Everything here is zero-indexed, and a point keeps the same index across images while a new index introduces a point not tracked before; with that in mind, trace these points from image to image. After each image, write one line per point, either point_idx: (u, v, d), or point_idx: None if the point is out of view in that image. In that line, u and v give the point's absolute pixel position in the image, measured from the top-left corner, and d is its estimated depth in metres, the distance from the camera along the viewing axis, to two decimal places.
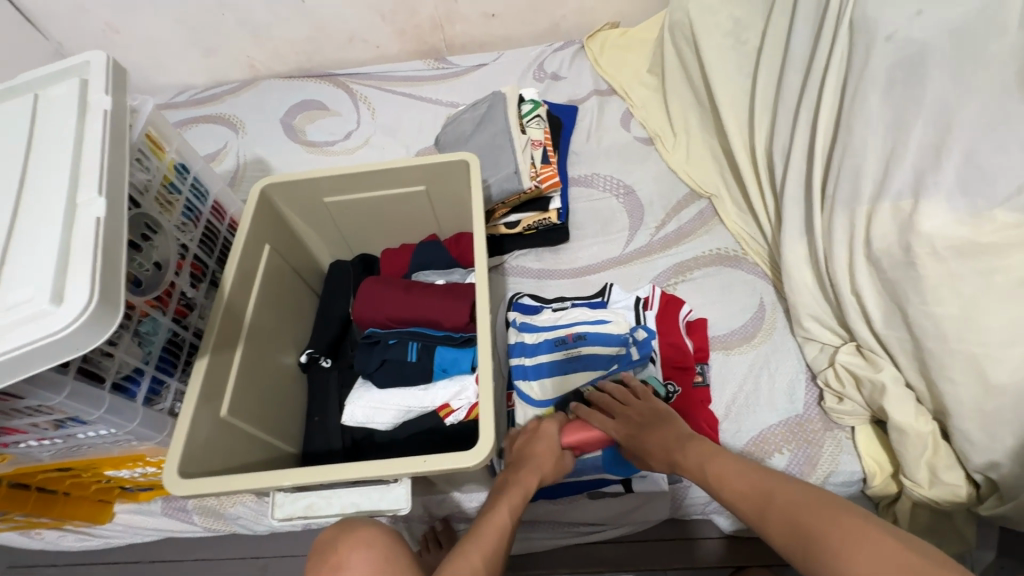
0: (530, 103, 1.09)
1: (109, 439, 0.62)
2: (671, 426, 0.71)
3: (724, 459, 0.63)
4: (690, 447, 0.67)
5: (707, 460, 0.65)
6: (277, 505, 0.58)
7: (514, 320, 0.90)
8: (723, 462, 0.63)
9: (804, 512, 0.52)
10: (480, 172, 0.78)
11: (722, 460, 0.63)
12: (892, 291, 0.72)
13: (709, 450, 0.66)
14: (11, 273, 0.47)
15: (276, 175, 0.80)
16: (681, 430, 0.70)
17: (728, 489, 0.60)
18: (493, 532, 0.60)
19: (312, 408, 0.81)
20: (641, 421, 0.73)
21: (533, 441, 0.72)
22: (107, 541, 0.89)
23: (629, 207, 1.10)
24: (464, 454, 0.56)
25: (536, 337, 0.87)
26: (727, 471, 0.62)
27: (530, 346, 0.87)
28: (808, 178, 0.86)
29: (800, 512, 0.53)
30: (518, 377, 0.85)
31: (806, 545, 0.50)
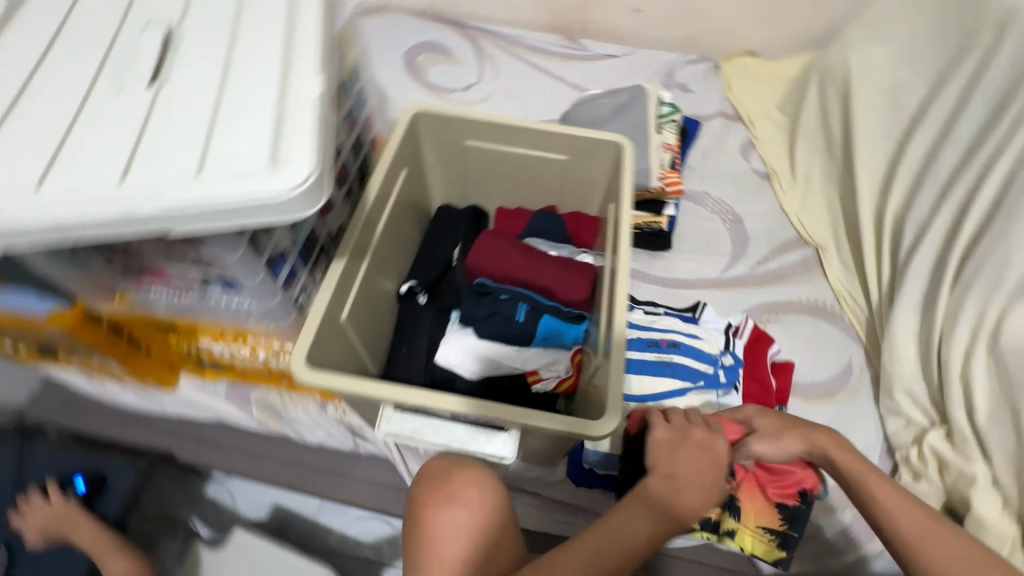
0: (669, 106, 1.08)
1: (234, 309, 0.63)
2: (818, 436, 0.66)
3: (889, 487, 0.60)
4: (836, 447, 0.65)
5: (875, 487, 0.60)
6: (385, 419, 0.59)
7: None
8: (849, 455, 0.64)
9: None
10: (633, 157, 0.77)
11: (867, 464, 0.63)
12: (1009, 387, 0.71)
13: (855, 458, 0.63)
14: (227, 123, 0.47)
15: (431, 107, 0.81)
16: (828, 437, 0.66)
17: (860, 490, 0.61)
18: (613, 551, 0.53)
19: (400, 337, 0.82)
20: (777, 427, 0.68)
21: (683, 449, 0.60)
22: (161, 408, 0.90)
23: (735, 234, 1.09)
24: (589, 424, 0.56)
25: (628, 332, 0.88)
26: (873, 481, 0.61)
27: None
28: (941, 255, 0.85)
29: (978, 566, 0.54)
30: None
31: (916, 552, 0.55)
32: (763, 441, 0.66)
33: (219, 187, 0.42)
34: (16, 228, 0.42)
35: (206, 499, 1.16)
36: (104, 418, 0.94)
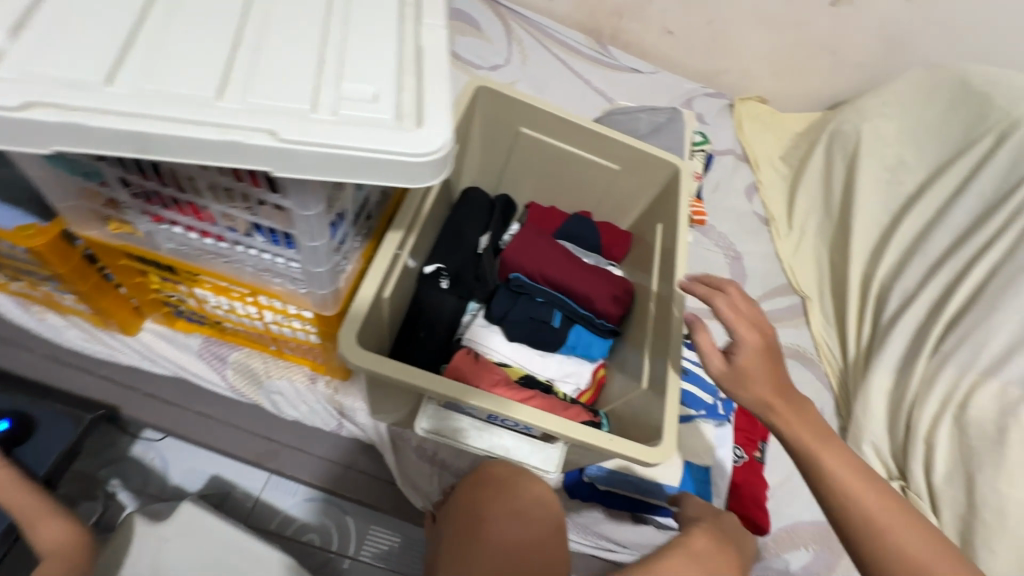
0: (699, 135, 1.10)
1: (264, 264, 0.54)
2: (797, 429, 0.56)
3: (791, 394, 0.57)
4: (845, 463, 0.55)
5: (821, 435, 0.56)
6: (426, 415, 0.62)
7: None
8: (874, 494, 0.53)
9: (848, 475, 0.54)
10: (689, 182, 0.77)
11: (882, 495, 0.53)
12: (967, 456, 0.80)
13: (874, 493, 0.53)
14: (347, 62, 0.40)
15: (498, 84, 0.76)
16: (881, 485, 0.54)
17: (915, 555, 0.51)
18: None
19: (418, 320, 0.76)
20: (766, 344, 0.58)
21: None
22: (112, 354, 0.78)
23: (734, 270, 1.14)
24: (648, 451, 0.55)
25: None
26: (891, 511, 0.52)
27: None
28: (919, 326, 0.94)
29: (855, 474, 0.54)
30: None
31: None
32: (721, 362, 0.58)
33: (346, 133, 0.36)
34: (74, 130, 0.33)
35: (131, 459, 1.01)
36: (32, 356, 0.79)
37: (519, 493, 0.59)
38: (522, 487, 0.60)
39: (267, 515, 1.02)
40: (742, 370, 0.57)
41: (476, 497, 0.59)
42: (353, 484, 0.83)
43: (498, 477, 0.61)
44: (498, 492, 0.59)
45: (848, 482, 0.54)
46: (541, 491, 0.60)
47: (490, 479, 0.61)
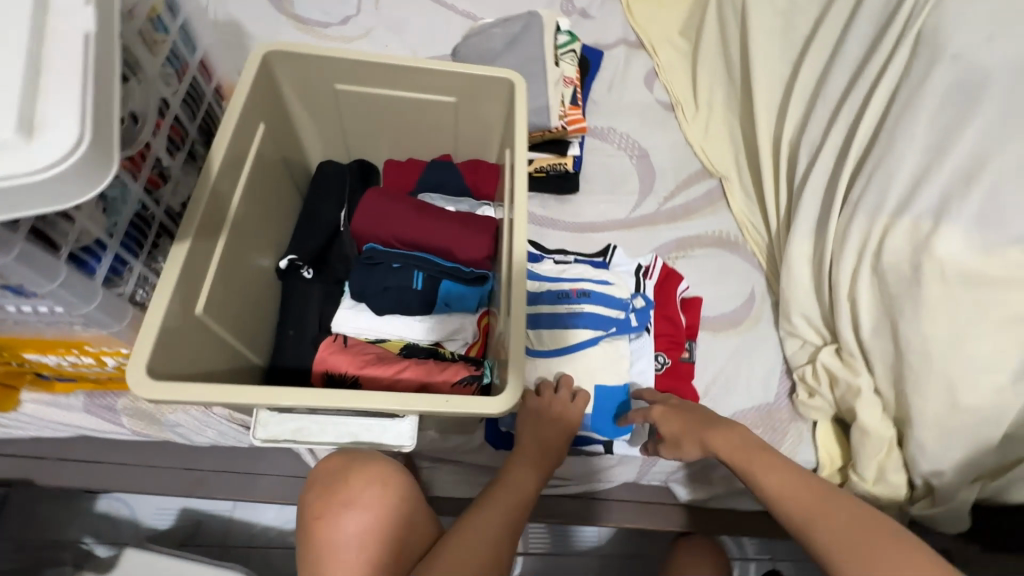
0: (566, 34, 1.00)
1: (46, 319, 0.49)
2: (717, 441, 0.61)
3: (703, 418, 0.64)
4: (734, 443, 0.60)
5: (706, 428, 0.63)
6: (261, 424, 0.51)
7: None
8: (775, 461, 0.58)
9: (749, 458, 0.59)
10: (525, 95, 0.69)
11: (779, 467, 0.57)
12: (890, 304, 0.76)
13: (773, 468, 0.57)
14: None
15: (285, 42, 0.67)
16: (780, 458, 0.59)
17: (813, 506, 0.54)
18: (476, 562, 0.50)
19: (286, 318, 0.72)
20: (675, 409, 0.66)
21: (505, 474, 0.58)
22: (5, 432, 0.76)
23: (642, 170, 1.07)
24: (488, 402, 0.51)
25: (535, 286, 0.84)
26: (772, 470, 0.57)
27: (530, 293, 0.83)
28: (830, 179, 0.87)
29: (754, 456, 0.59)
30: None
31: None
32: (660, 410, 0.66)
33: None
34: None
35: (98, 514, 1.03)
36: None
37: (349, 487, 0.54)
38: (351, 478, 0.54)
39: (244, 530, 1.04)
40: (668, 432, 0.65)
41: (309, 513, 0.54)
42: (287, 489, 0.82)
43: (329, 478, 0.55)
44: (329, 495, 0.54)
45: (745, 464, 0.59)
46: (373, 480, 0.54)
47: (320, 487, 0.55)
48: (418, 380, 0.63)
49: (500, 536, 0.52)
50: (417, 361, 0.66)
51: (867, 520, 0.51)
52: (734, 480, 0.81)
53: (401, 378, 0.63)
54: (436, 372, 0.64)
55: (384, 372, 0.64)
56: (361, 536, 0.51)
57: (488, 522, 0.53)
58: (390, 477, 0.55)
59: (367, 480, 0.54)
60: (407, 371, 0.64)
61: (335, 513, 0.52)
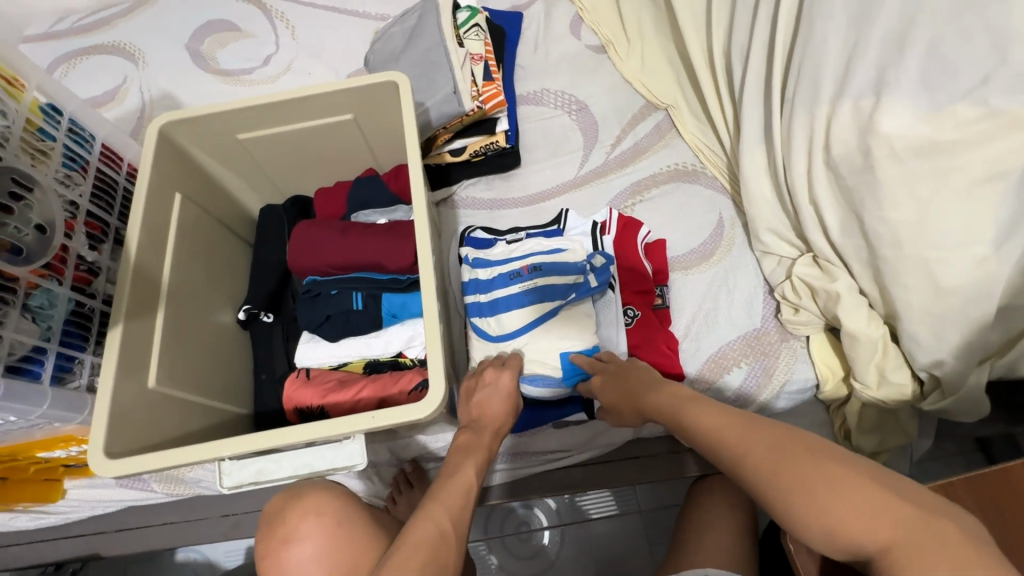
0: (466, 10, 0.97)
1: (22, 424, 0.55)
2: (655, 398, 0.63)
3: (639, 382, 0.67)
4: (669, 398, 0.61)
5: (646, 391, 0.65)
6: (224, 473, 0.54)
7: (467, 257, 0.85)
8: (701, 409, 0.56)
9: (684, 412, 0.57)
10: (410, 93, 0.69)
11: (711, 411, 0.54)
12: (850, 198, 0.70)
13: (710, 413, 0.54)
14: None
15: (174, 111, 0.69)
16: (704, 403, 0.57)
17: (731, 442, 0.50)
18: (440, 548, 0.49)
19: (258, 364, 0.77)
20: (613, 377, 0.70)
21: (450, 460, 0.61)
22: (64, 517, 0.86)
23: (583, 123, 1.02)
24: (412, 408, 0.53)
25: (489, 272, 0.82)
26: (704, 414, 0.55)
27: (484, 281, 0.81)
28: (767, 80, 0.80)
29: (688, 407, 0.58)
30: (475, 315, 0.80)
31: (828, 512, 0.41)
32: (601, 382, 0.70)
33: None
34: None
35: (180, 565, 1.14)
36: (18, 547, 0.89)
37: (290, 522, 0.56)
38: (290, 515, 0.56)
39: None
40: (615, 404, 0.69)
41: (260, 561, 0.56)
42: None
43: (270, 518, 0.58)
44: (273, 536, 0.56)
45: (684, 418, 0.57)
46: (307, 515, 0.56)
47: (265, 530, 0.58)
48: (377, 396, 0.65)
49: (451, 527, 0.51)
50: (376, 377, 0.68)
51: (782, 445, 0.47)
52: None
53: (361, 398, 0.66)
54: (395, 386, 0.66)
55: (345, 395, 0.66)
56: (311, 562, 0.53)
57: (440, 513, 0.52)
58: (325, 503, 0.57)
59: (302, 518, 0.56)
60: (366, 390, 0.66)
61: (281, 550, 0.54)
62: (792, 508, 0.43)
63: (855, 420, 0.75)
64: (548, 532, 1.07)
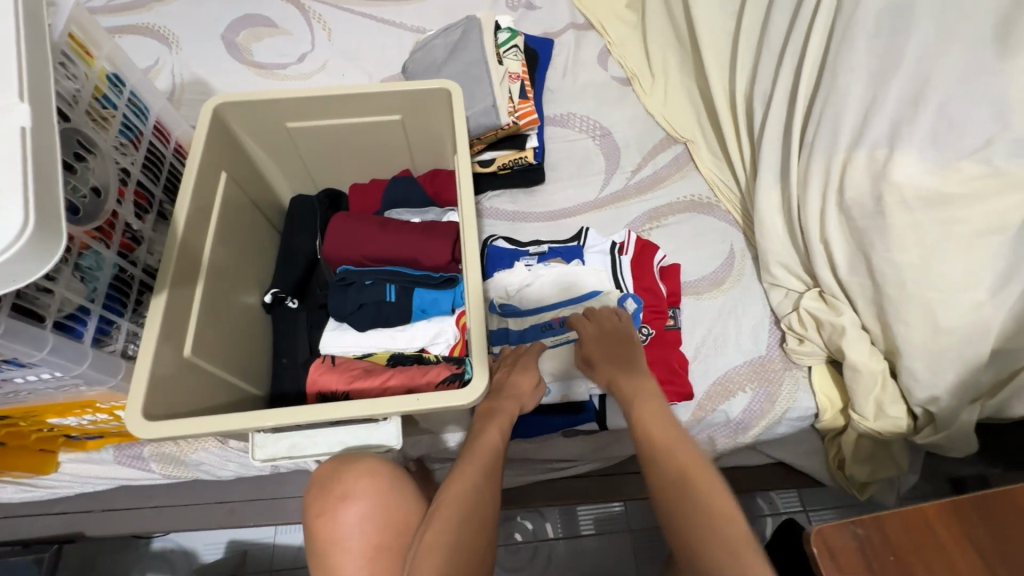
0: (506, 31, 1.02)
1: (52, 383, 0.54)
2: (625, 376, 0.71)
3: (621, 355, 0.73)
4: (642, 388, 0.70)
5: (621, 369, 0.72)
6: (257, 446, 0.56)
7: (495, 305, 0.87)
8: (656, 401, 0.68)
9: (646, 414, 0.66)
10: (461, 102, 0.72)
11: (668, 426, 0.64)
12: (859, 238, 0.75)
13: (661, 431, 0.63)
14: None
15: (230, 93, 0.72)
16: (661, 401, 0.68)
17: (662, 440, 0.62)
18: (468, 514, 0.55)
19: (279, 350, 0.77)
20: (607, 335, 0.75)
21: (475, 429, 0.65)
22: (52, 493, 0.83)
23: (606, 149, 1.07)
24: (456, 396, 0.55)
25: (521, 324, 0.84)
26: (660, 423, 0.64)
27: (515, 333, 0.84)
28: (787, 125, 0.86)
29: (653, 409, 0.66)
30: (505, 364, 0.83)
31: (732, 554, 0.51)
32: (591, 327, 0.76)
33: None
34: None
35: (155, 553, 1.11)
36: None
37: (343, 484, 0.56)
38: (346, 477, 0.56)
39: (288, 554, 1.11)
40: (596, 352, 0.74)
41: (309, 510, 0.57)
42: None
43: (323, 478, 0.57)
44: (324, 495, 0.56)
45: (644, 417, 0.66)
46: (362, 486, 0.56)
47: (315, 489, 0.57)
48: (404, 385, 0.67)
49: (483, 488, 0.57)
50: (403, 369, 0.69)
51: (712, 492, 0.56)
52: (743, 438, 0.81)
53: (389, 386, 0.67)
54: (425, 378, 0.67)
55: (371, 385, 0.67)
56: (361, 529, 0.54)
57: (473, 476, 0.58)
58: (382, 471, 0.57)
59: (358, 485, 0.56)
60: (394, 380, 0.67)
61: (332, 510, 0.55)
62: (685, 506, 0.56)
63: (851, 450, 0.78)
64: (520, 545, 1.08)
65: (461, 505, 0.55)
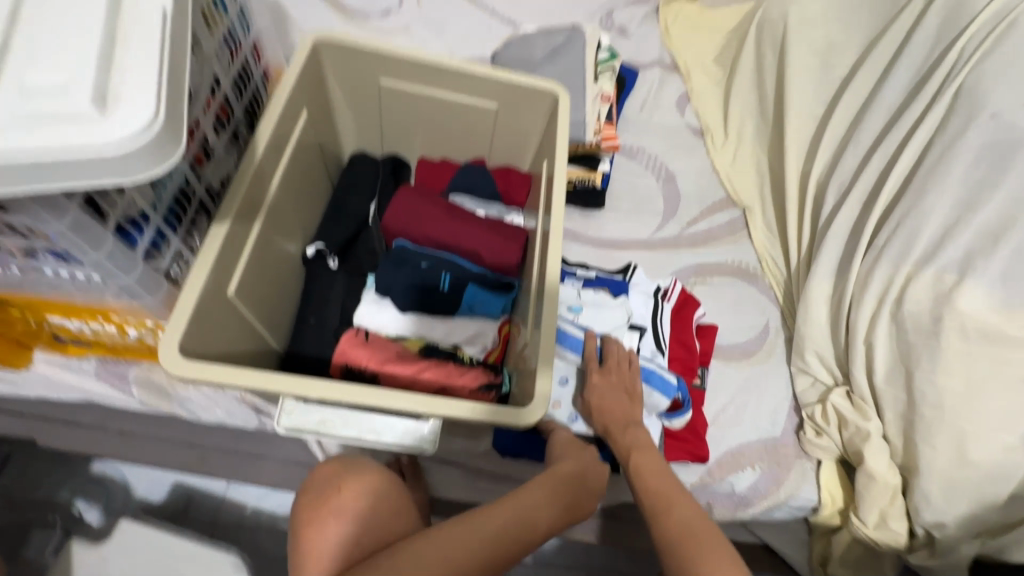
0: (607, 51, 1.00)
1: (82, 285, 0.49)
2: (621, 407, 0.71)
3: (622, 392, 0.73)
4: (634, 429, 0.68)
5: (625, 405, 0.71)
6: (286, 412, 0.51)
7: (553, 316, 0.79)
8: (651, 460, 0.64)
9: (641, 463, 0.64)
10: (568, 111, 0.70)
11: (668, 481, 0.61)
12: (905, 352, 0.76)
13: (653, 479, 0.61)
14: (35, 30, 0.35)
15: (338, 33, 0.68)
16: (660, 463, 0.64)
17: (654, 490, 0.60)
18: (506, 529, 0.45)
19: (308, 308, 0.72)
20: (624, 364, 0.75)
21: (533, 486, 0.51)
22: (11, 390, 0.76)
23: (667, 193, 1.06)
24: (517, 414, 0.51)
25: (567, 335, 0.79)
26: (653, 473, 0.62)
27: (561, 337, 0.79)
28: (856, 222, 0.88)
29: (654, 465, 0.63)
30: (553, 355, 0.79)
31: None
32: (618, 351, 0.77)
33: (32, 135, 0.31)
34: None
35: (93, 477, 1.03)
36: None
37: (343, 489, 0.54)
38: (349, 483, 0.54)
39: (236, 511, 1.04)
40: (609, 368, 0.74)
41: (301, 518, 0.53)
42: (290, 476, 0.82)
43: (325, 485, 0.55)
44: (323, 498, 0.53)
45: (640, 464, 0.63)
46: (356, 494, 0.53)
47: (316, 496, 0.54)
48: (438, 381, 0.62)
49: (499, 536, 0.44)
50: (438, 362, 0.65)
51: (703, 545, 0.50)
52: (739, 513, 0.81)
53: (422, 378, 0.62)
54: (461, 378, 0.63)
55: (402, 371, 0.63)
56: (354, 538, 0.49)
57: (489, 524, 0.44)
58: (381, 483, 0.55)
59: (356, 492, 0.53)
60: (427, 372, 0.63)
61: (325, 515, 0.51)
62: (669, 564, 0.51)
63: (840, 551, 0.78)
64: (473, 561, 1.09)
65: (512, 516, 0.46)
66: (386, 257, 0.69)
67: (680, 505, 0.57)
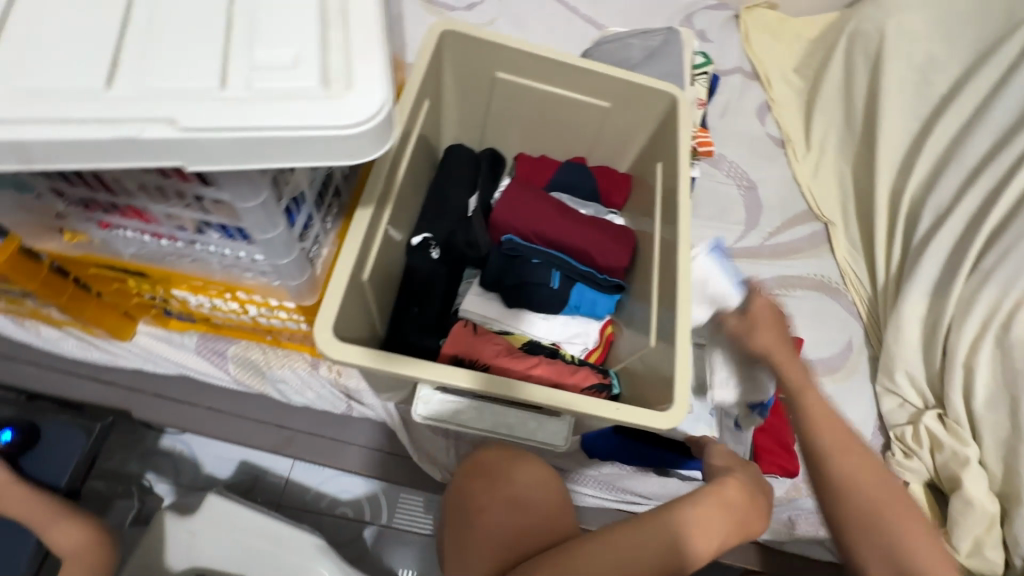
0: (700, 55, 0.99)
1: (231, 262, 0.51)
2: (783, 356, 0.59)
3: (780, 330, 0.61)
4: (798, 368, 0.58)
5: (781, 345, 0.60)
6: (423, 400, 0.53)
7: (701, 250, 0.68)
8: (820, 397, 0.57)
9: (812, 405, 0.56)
10: (688, 115, 0.70)
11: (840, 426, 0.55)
12: (1010, 378, 0.75)
13: (826, 420, 0.55)
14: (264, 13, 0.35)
15: (464, 26, 0.69)
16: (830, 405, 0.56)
17: (834, 440, 0.54)
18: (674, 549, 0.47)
19: (410, 295, 0.71)
20: (780, 321, 0.61)
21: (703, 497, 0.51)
22: (111, 360, 0.77)
23: (748, 202, 1.05)
24: (656, 417, 0.52)
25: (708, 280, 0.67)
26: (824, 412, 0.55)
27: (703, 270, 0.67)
28: (955, 243, 0.86)
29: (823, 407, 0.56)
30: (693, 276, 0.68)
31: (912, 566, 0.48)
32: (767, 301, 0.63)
33: (279, 115, 0.34)
34: (15, 151, 0.34)
35: (162, 450, 1.04)
36: (36, 369, 0.79)
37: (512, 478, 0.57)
38: (516, 472, 0.58)
39: (299, 493, 1.05)
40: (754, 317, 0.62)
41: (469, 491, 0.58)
42: (372, 462, 0.82)
43: (492, 467, 0.59)
44: (492, 479, 0.58)
45: (811, 404, 0.56)
46: (524, 484, 0.57)
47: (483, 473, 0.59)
48: (551, 378, 0.62)
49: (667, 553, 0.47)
50: (546, 359, 0.65)
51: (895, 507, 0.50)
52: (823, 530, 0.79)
53: (534, 373, 0.62)
54: (571, 376, 0.63)
55: (513, 365, 0.62)
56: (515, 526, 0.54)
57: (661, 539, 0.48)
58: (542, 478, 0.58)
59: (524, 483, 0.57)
60: (537, 368, 0.63)
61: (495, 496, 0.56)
62: (852, 521, 0.50)
63: None
64: None
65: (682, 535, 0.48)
66: (493, 251, 0.69)
67: (856, 454, 0.53)
